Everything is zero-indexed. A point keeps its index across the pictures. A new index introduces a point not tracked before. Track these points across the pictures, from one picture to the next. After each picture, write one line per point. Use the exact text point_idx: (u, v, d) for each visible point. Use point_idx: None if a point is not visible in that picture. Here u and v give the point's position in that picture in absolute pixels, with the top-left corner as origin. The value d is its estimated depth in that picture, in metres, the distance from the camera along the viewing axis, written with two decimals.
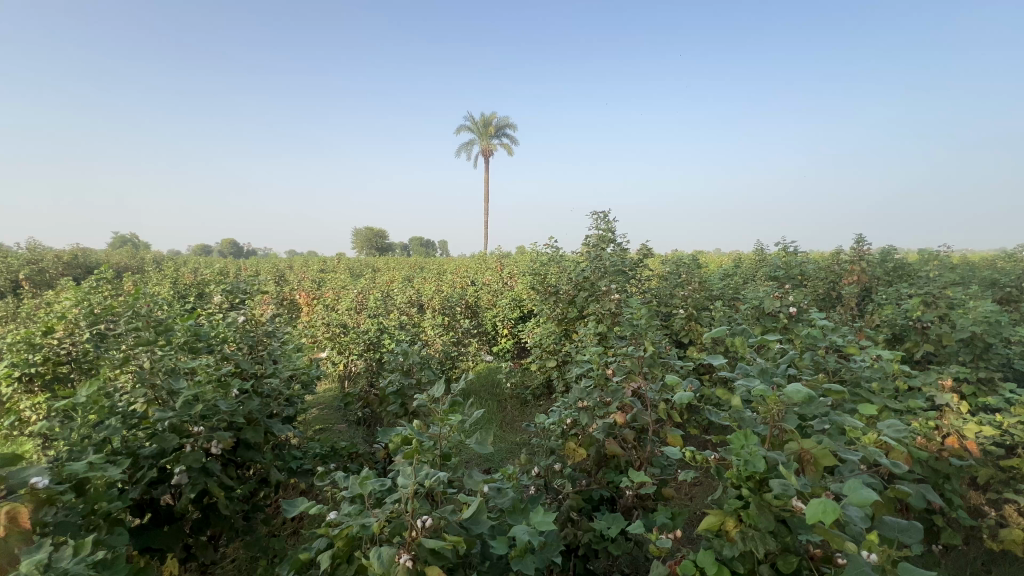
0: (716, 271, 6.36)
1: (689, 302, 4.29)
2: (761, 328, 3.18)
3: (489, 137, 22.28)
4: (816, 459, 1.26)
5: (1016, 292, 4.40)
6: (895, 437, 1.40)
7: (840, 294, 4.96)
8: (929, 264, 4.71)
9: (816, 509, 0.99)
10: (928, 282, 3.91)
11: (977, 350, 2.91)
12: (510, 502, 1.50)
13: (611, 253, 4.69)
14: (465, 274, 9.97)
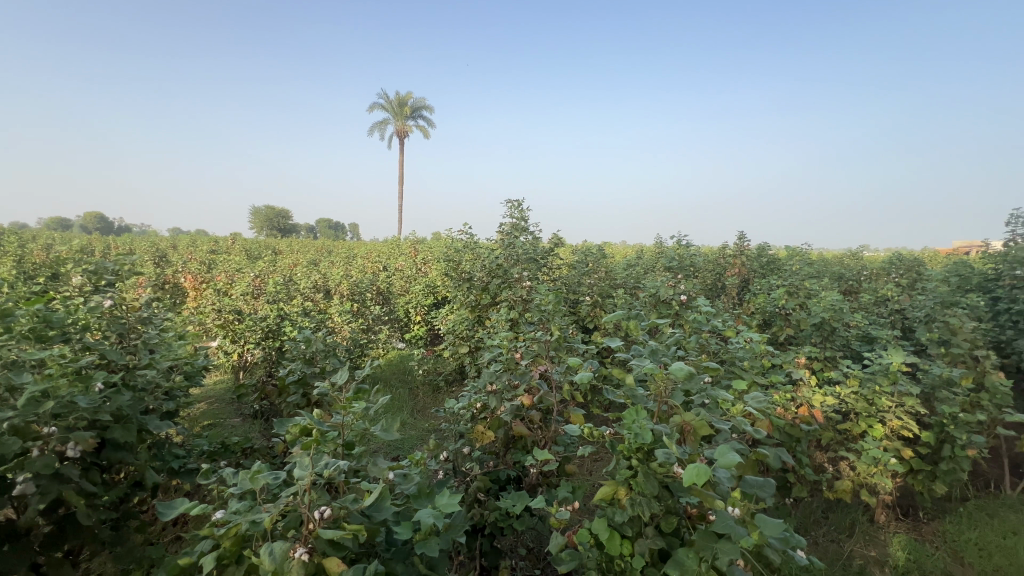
0: (621, 260, 6.79)
1: (594, 290, 4.55)
2: (656, 314, 3.46)
3: (405, 118, 21.52)
4: (694, 429, 1.41)
5: (856, 284, 5.24)
6: (757, 407, 1.61)
7: (724, 284, 5.54)
8: (793, 259, 5.44)
9: (690, 473, 1.11)
10: (792, 275, 4.52)
11: (825, 333, 3.44)
12: (415, 487, 1.49)
13: (524, 241, 4.81)
14: (378, 259, 9.64)
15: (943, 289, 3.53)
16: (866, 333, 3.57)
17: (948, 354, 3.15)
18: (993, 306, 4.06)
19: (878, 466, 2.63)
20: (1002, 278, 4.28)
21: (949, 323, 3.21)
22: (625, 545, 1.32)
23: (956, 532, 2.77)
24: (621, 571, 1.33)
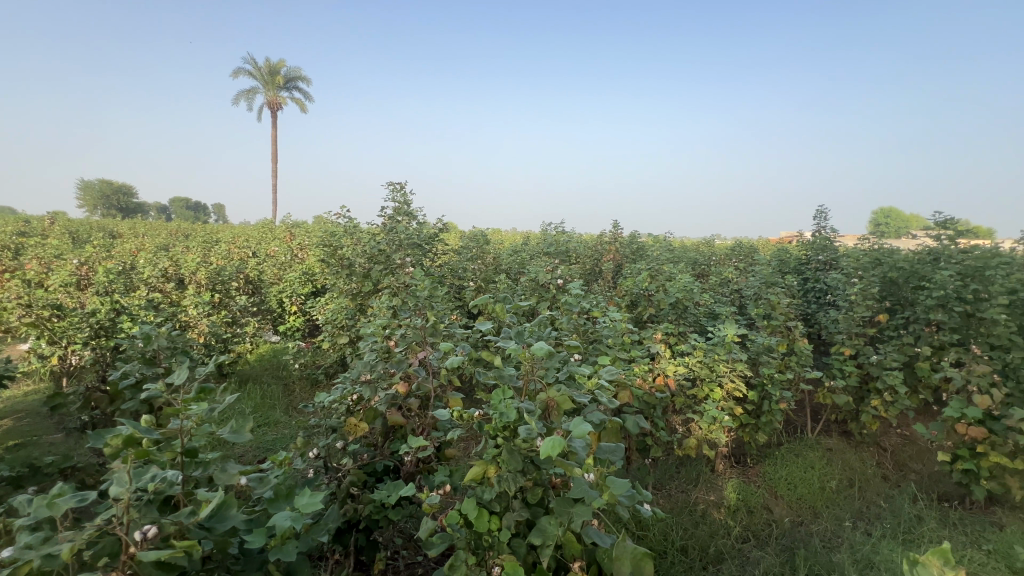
0: (507, 246, 6.95)
1: (479, 275, 4.59)
2: (536, 298, 3.60)
3: (277, 88, 19.42)
4: (557, 404, 1.50)
5: (706, 268, 6.00)
6: (613, 379, 1.76)
7: (600, 269, 5.97)
8: (657, 246, 6.04)
9: (547, 445, 1.18)
10: (655, 260, 5.02)
11: (679, 311, 3.89)
12: (272, 490, 1.37)
13: (407, 225, 4.65)
14: (246, 243, 8.66)
15: (767, 271, 4.20)
16: (711, 310, 4.11)
17: (769, 326, 3.76)
18: (803, 285, 4.94)
19: (716, 423, 3.07)
20: (809, 262, 5.23)
21: (770, 300, 3.84)
22: (493, 521, 1.36)
23: (773, 471, 3.37)
24: (489, 546, 1.37)
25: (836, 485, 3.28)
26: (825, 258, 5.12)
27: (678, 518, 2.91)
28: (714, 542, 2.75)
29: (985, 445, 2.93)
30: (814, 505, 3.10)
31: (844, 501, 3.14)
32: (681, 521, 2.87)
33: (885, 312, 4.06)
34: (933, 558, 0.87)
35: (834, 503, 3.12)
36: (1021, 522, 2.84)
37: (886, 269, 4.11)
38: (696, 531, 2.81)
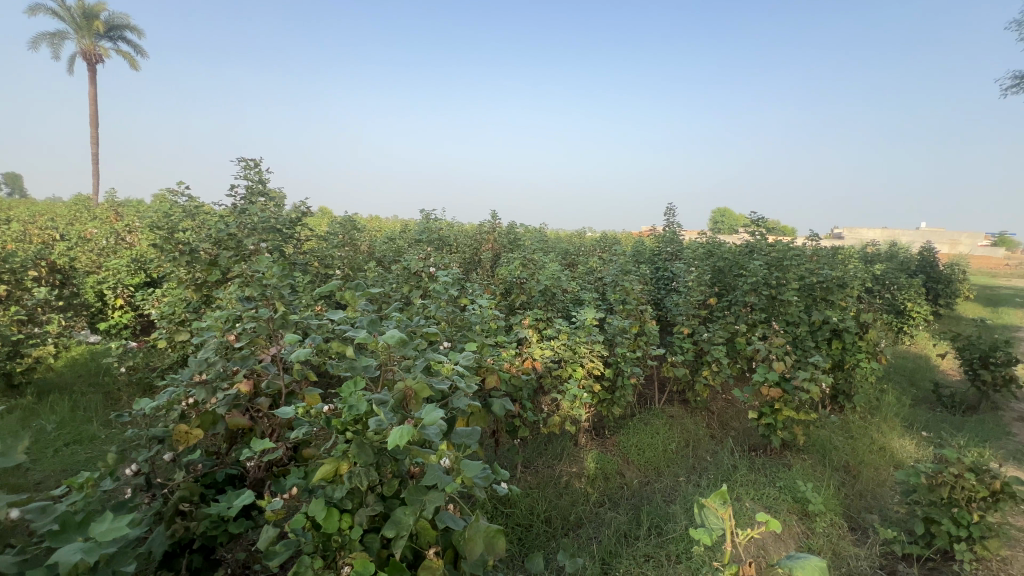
0: (383, 233, 6.65)
1: (348, 263, 4.32)
2: (408, 287, 3.51)
3: (94, 36, 15.94)
4: (415, 392, 1.47)
5: (576, 257, 6.42)
6: (471, 365, 1.78)
7: (478, 258, 6.03)
8: (532, 237, 6.29)
9: (395, 435, 1.14)
10: (528, 249, 5.21)
11: (548, 298, 4.10)
12: (57, 521, 1.13)
13: (263, 207, 4.18)
14: (49, 224, 7.01)
15: (623, 260, 4.63)
16: (577, 296, 4.41)
17: (625, 310, 4.17)
18: (654, 273, 5.56)
19: (576, 401, 3.32)
20: (660, 253, 5.89)
21: (625, 286, 4.24)
22: (344, 519, 1.29)
23: (625, 440, 3.76)
24: (339, 546, 1.30)
25: (675, 446, 3.78)
26: (672, 250, 5.82)
27: (543, 491, 3.10)
28: (574, 510, 2.99)
29: (780, 402, 3.61)
30: (657, 465, 3.54)
31: (680, 459, 3.63)
32: (545, 494, 3.06)
33: (714, 296, 4.75)
34: (714, 500, 1.02)
35: (673, 462, 3.59)
36: (801, 461, 3.57)
37: (715, 259, 4.81)
38: (559, 502, 3.02)
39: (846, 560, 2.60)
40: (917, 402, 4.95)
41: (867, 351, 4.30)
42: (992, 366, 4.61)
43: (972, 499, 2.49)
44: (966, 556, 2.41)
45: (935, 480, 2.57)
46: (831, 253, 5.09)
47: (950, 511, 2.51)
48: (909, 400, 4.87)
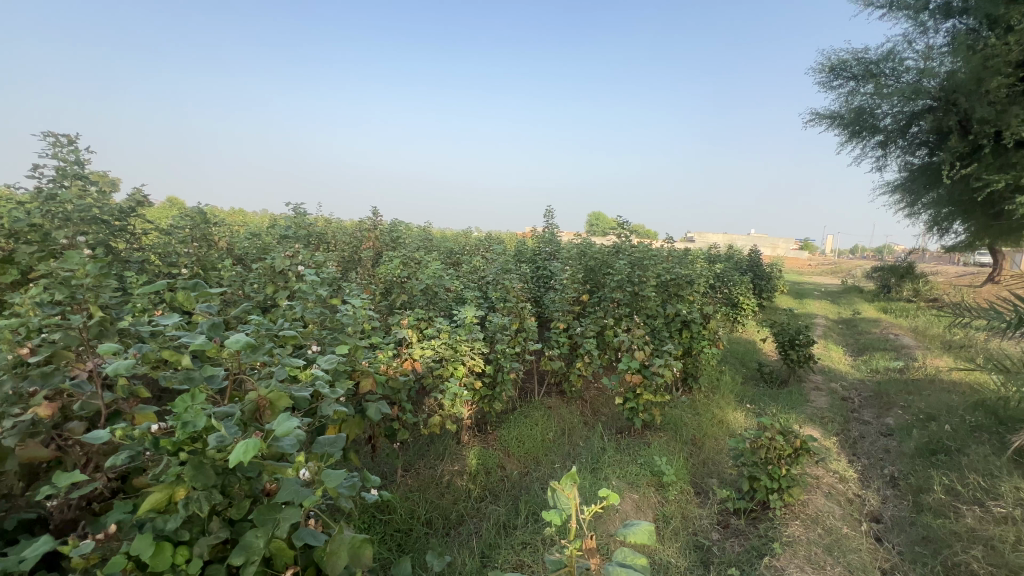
0: (245, 228, 5.94)
1: (198, 262, 3.77)
2: (271, 289, 3.18)
3: None
4: (269, 402, 1.34)
5: (460, 256, 6.43)
6: (333, 369, 1.68)
7: (358, 256, 5.71)
8: (415, 235, 6.15)
9: (238, 450, 1.02)
10: (410, 248, 5.07)
11: (429, 298, 4.04)
12: None
13: (80, 194, 3.45)
14: None
15: (504, 259, 4.75)
16: (460, 295, 4.41)
17: (505, 307, 4.27)
18: (534, 271, 5.79)
19: (457, 399, 3.32)
20: (540, 252, 6.17)
21: (505, 285, 4.34)
22: (179, 553, 1.11)
23: (506, 434, 3.87)
24: None
25: (552, 435, 3.99)
26: (550, 250, 6.13)
27: (425, 493, 3.05)
28: (456, 507, 3.00)
29: (641, 388, 4.02)
30: (536, 454, 3.71)
31: (557, 447, 3.84)
32: (426, 495, 3.02)
33: (587, 293, 5.11)
34: (564, 483, 1.08)
35: (550, 450, 3.79)
36: (659, 438, 4.02)
37: (587, 259, 5.17)
38: (440, 502, 3.00)
39: (692, 520, 3.01)
40: (747, 380, 5.89)
41: (708, 338, 5.00)
42: (797, 346, 5.66)
43: (781, 456, 3.03)
44: (777, 503, 2.93)
45: (756, 444, 3.07)
46: (682, 254, 5.81)
47: (766, 468, 3.02)
48: (740, 378, 5.77)
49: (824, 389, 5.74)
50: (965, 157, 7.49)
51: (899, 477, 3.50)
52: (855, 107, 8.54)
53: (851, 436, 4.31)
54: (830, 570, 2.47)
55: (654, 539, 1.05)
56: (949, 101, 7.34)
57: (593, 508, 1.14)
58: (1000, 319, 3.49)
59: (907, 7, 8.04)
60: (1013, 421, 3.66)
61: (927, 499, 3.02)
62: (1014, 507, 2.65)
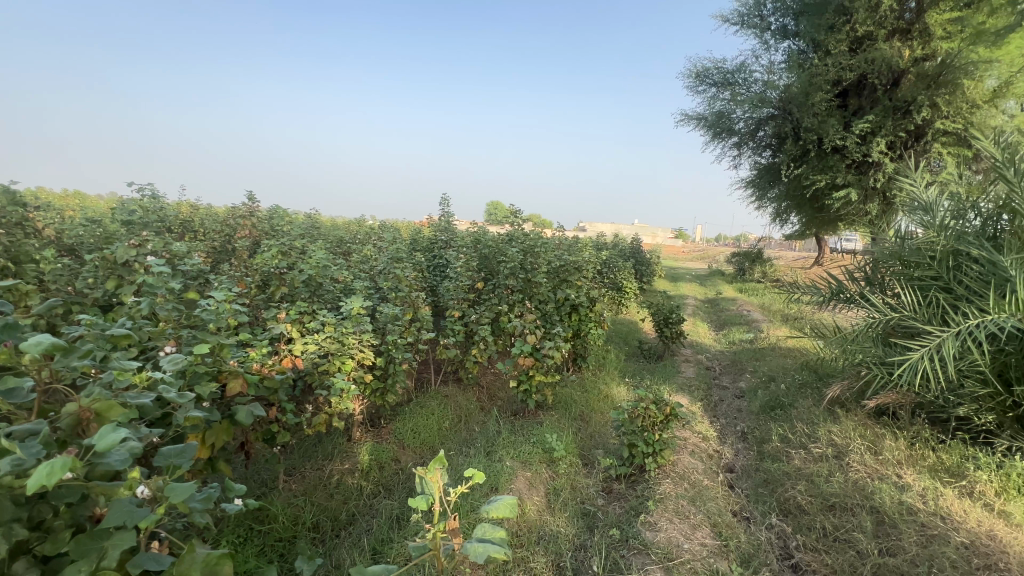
0: (79, 213, 4.96)
1: (8, 253, 3.06)
2: (112, 284, 2.70)
3: None
4: (95, 415, 1.13)
5: (350, 245, 6.07)
6: (179, 371, 1.48)
7: (230, 246, 5.10)
8: (299, 222, 5.65)
9: (38, 474, 0.84)
10: (292, 235, 4.65)
11: (313, 289, 3.75)
12: None
13: None
14: None
15: (396, 248, 4.57)
16: (349, 286, 4.16)
17: (398, 297, 4.13)
18: (428, 260, 5.68)
19: (344, 395, 3.15)
20: (436, 241, 6.05)
21: (397, 273, 4.18)
22: None
23: (401, 426, 3.78)
24: None
25: (448, 423, 3.99)
26: (445, 238, 6.05)
27: (312, 496, 2.88)
28: (346, 507, 2.88)
29: (533, 370, 4.18)
30: (432, 444, 3.68)
31: (454, 435, 3.86)
32: (313, 498, 2.85)
33: (482, 280, 5.14)
34: (429, 468, 1.08)
35: (446, 439, 3.79)
36: (550, 417, 4.22)
37: (482, 247, 5.20)
38: (329, 503, 2.85)
39: (580, 490, 3.22)
40: (630, 357, 6.42)
41: (595, 320, 5.34)
42: (670, 324, 6.29)
43: (655, 423, 3.35)
44: (652, 465, 3.25)
45: (634, 414, 3.36)
46: (571, 242, 6.11)
47: (642, 435, 3.32)
48: (623, 356, 6.28)
49: (693, 361, 6.47)
50: (797, 160, 8.87)
51: (748, 431, 4.08)
52: (716, 111, 9.62)
53: (713, 400, 4.92)
54: (692, 518, 2.81)
55: (517, 511, 1.10)
56: (786, 111, 8.60)
57: (460, 488, 1.16)
58: (820, 294, 4.21)
59: (754, 26, 9.22)
60: (828, 376, 4.46)
61: (767, 448, 3.56)
62: (827, 447, 3.24)
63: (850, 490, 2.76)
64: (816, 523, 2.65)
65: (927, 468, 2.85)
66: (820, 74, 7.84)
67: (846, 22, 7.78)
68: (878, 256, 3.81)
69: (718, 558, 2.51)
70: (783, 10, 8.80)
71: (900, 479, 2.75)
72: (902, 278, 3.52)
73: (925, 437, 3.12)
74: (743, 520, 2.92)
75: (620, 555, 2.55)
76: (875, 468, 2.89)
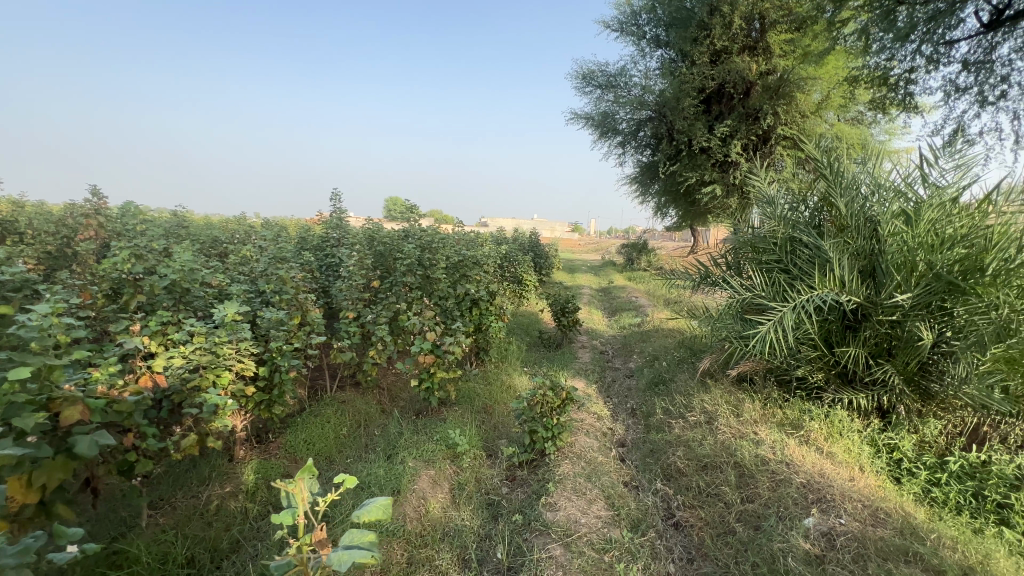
0: None
1: None
2: None
3: None
4: None
5: (228, 245, 5.44)
6: None
7: (69, 251, 4.29)
8: (161, 220, 4.93)
9: None
10: (150, 234, 4.03)
11: (177, 295, 3.30)
12: None
13: None
14: None
15: (280, 248, 4.20)
16: (224, 290, 3.73)
17: (283, 301, 3.79)
18: (319, 260, 5.30)
19: (221, 411, 2.83)
20: (327, 239, 5.67)
21: (280, 274, 3.83)
22: None
23: (292, 439, 3.52)
24: None
25: (346, 430, 3.78)
26: (338, 236, 5.69)
27: (185, 528, 2.55)
28: (228, 534, 2.60)
29: (434, 367, 4.12)
30: (328, 454, 3.48)
31: (352, 441, 3.67)
32: (186, 530, 2.53)
33: (378, 278, 4.93)
34: (294, 481, 1.04)
35: (344, 446, 3.59)
36: (454, 413, 4.20)
37: (376, 244, 4.97)
38: (206, 533, 2.56)
39: (485, 482, 3.25)
40: (531, 347, 6.62)
41: (495, 314, 5.40)
42: (567, 314, 6.60)
43: (553, 408, 3.49)
44: (552, 449, 3.40)
45: (534, 401, 3.46)
46: (470, 237, 6.11)
47: (541, 420, 3.45)
48: (525, 347, 6.46)
49: (589, 346, 6.87)
50: (672, 158, 9.80)
51: (637, 407, 4.45)
52: (601, 111, 10.24)
53: (606, 382, 5.27)
54: (588, 493, 2.98)
55: (391, 513, 1.10)
56: (661, 114, 9.45)
57: (329, 498, 1.12)
58: (692, 279, 4.70)
59: (632, 34, 9.95)
60: (700, 352, 5.01)
61: (653, 421, 3.91)
62: (700, 414, 3.64)
63: (718, 450, 3.13)
64: (692, 483, 2.98)
65: (776, 423, 3.34)
66: (688, 82, 8.69)
67: (707, 36, 8.72)
68: (736, 244, 4.35)
69: (611, 527, 2.70)
70: (656, 21, 9.60)
71: (756, 436, 3.19)
72: (755, 262, 4.06)
73: (774, 398, 3.65)
74: (633, 488, 3.18)
75: (522, 539, 2.63)
76: (738, 428, 3.32)
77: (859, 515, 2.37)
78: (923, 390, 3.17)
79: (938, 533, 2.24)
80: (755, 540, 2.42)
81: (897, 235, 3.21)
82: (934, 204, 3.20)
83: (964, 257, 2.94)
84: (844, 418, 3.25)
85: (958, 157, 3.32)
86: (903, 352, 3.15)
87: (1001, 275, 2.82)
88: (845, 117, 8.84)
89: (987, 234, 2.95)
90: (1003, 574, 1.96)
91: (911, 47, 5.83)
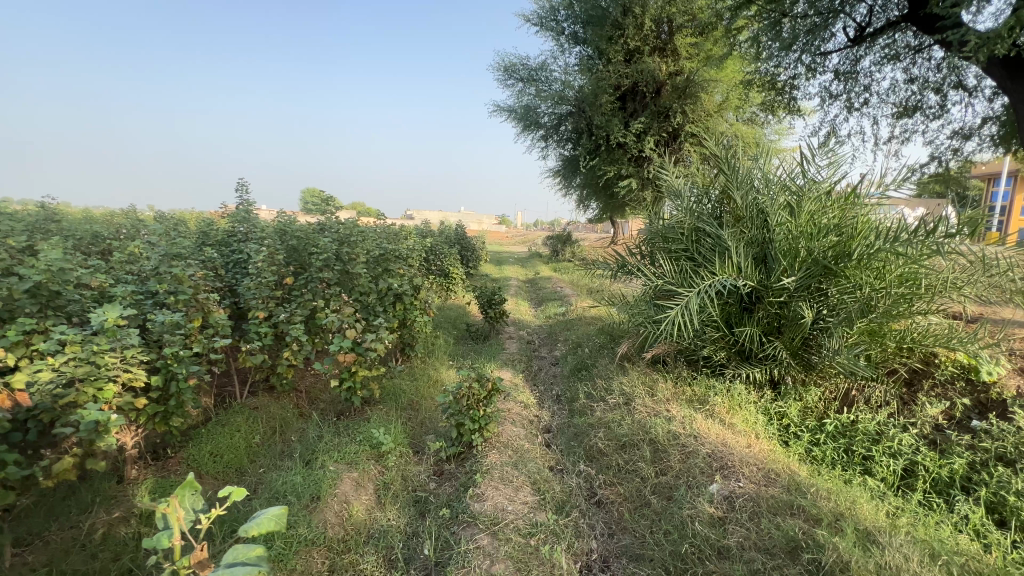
0: None
1: None
2: None
3: None
4: None
5: (113, 242, 4.82)
6: None
7: None
8: (24, 214, 4.24)
9: None
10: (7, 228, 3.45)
11: (44, 299, 2.86)
12: None
13: None
14: None
15: (175, 243, 3.79)
16: (106, 292, 3.30)
17: (180, 301, 3.43)
18: (224, 256, 4.87)
19: (103, 428, 2.50)
20: (234, 233, 5.22)
21: (176, 273, 3.44)
22: None
23: (196, 452, 3.22)
24: None
25: (259, 438, 3.53)
26: (246, 230, 5.25)
27: (61, 564, 2.25)
28: (118, 564, 2.33)
29: (355, 366, 3.95)
30: (238, 464, 3.23)
31: (266, 449, 3.43)
32: (63, 566, 2.23)
33: (292, 275, 4.62)
34: (170, 501, 0.94)
35: (256, 455, 3.35)
36: (378, 411, 4.06)
37: (288, 238, 4.64)
38: (89, 566, 2.26)
39: (411, 478, 3.19)
40: (458, 341, 6.57)
41: (420, 308, 5.28)
42: (494, 305, 6.61)
43: (480, 400, 3.49)
44: (479, 440, 3.41)
45: (460, 395, 3.44)
46: (392, 230, 5.91)
47: (468, 413, 3.43)
48: (452, 341, 6.40)
49: (516, 337, 6.96)
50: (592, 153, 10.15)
51: (562, 394, 4.59)
52: (523, 105, 10.36)
53: (533, 370, 5.38)
54: (515, 480, 3.03)
55: (286, 522, 1.04)
56: (580, 109, 9.74)
57: (214, 512, 1.04)
58: (611, 268, 4.91)
59: (551, 29, 10.14)
60: (620, 338, 5.27)
61: (576, 406, 4.05)
62: (619, 396, 3.84)
63: (636, 429, 3.32)
64: (612, 462, 3.13)
65: (685, 400, 3.61)
66: (604, 79, 9.02)
67: (621, 35, 9.09)
68: (650, 235, 4.61)
69: (537, 511, 2.77)
70: (573, 18, 9.83)
71: (668, 413, 3.42)
72: (666, 251, 4.33)
73: (684, 376, 3.94)
74: (558, 471, 3.29)
75: (450, 533, 2.63)
76: (652, 407, 3.54)
77: (754, 477, 2.64)
78: (806, 362, 3.57)
79: (816, 486, 2.55)
80: (668, 510, 2.61)
81: (783, 225, 3.57)
82: (812, 197, 3.60)
83: (836, 244, 3.34)
84: (742, 391, 3.59)
85: (831, 155, 3.76)
86: (790, 329, 3.53)
87: (863, 259, 3.24)
88: (743, 117, 9.65)
89: (853, 223, 3.36)
90: (865, 517, 2.28)
91: (794, 56, 6.48)
